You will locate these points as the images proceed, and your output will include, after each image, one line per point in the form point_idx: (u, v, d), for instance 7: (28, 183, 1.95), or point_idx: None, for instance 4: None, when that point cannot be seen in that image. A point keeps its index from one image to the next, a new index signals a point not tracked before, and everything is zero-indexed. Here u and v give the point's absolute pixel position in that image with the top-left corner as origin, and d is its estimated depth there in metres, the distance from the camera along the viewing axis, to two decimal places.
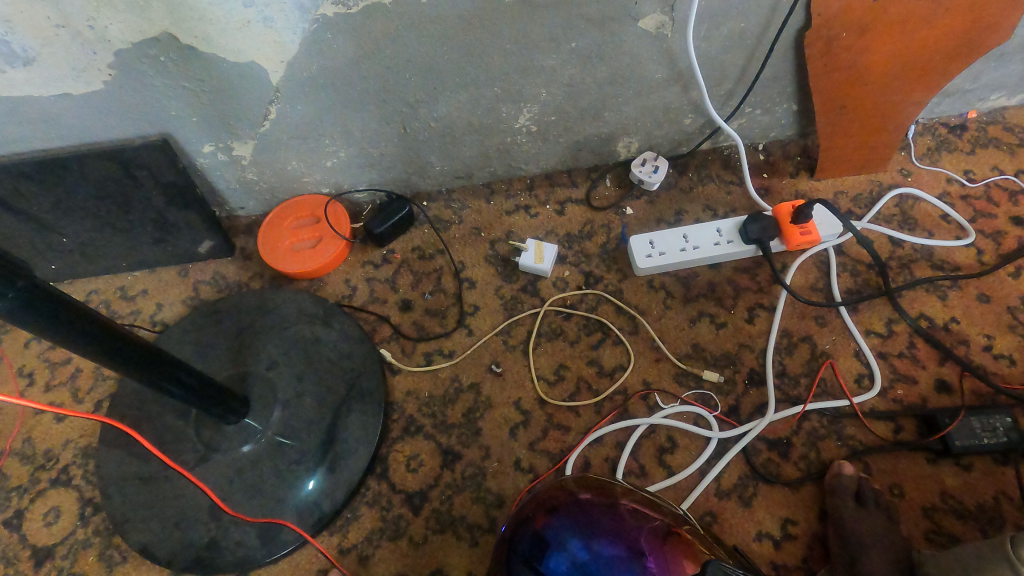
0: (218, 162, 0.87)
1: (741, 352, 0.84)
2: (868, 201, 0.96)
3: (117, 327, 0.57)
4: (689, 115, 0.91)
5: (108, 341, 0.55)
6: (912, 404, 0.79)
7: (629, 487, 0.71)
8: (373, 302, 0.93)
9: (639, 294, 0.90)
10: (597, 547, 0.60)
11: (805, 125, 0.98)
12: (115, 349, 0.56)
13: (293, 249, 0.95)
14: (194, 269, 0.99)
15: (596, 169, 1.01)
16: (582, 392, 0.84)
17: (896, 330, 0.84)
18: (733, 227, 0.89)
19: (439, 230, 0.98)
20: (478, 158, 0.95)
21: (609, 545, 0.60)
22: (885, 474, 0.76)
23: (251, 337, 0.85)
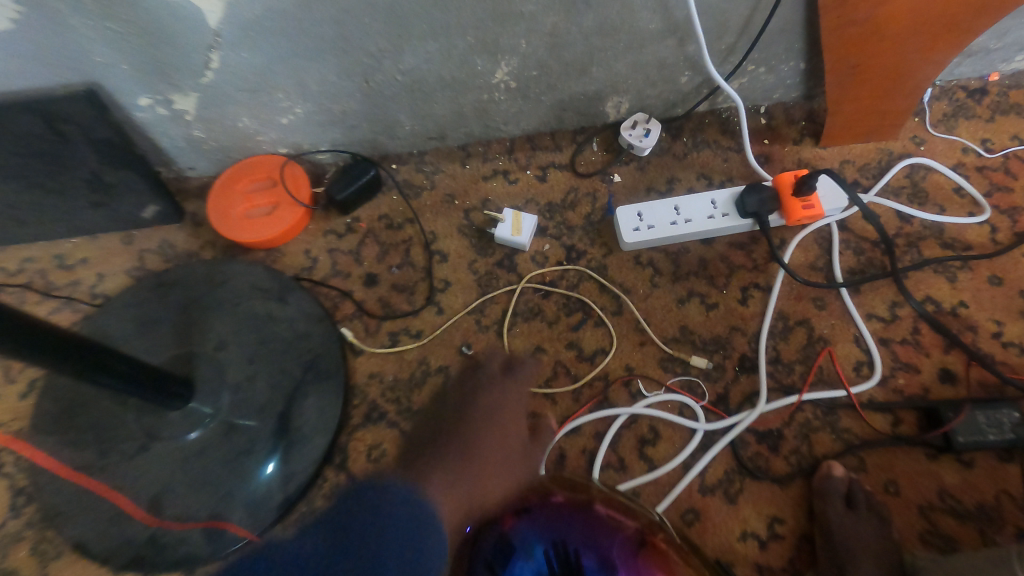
0: (158, 116, 0.78)
1: (732, 335, 0.78)
2: (877, 171, 0.88)
3: (33, 319, 0.49)
4: (685, 73, 0.82)
5: (25, 338, 0.48)
6: (913, 395, 0.74)
7: (605, 489, 0.66)
8: (336, 275, 0.86)
9: (624, 270, 0.83)
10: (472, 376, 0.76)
11: (812, 86, 0.88)
12: (29, 342, 0.48)
13: (247, 216, 0.86)
14: (140, 236, 0.90)
15: (582, 131, 0.92)
16: (560, 377, 0.77)
17: (900, 314, 0.78)
18: (729, 199, 0.81)
19: (408, 197, 0.90)
20: (451, 118, 0.86)
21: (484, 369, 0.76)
22: (880, 470, 0.71)
23: (199, 314, 0.78)
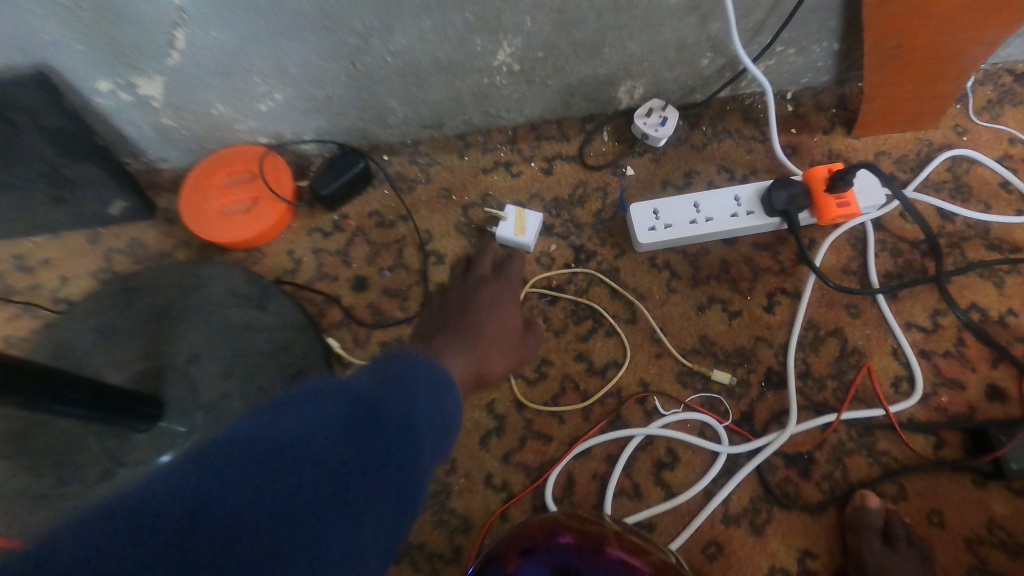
0: (121, 103, 0.69)
1: (758, 346, 0.71)
2: (915, 165, 0.80)
3: None
4: (707, 55, 0.74)
5: None
6: (958, 414, 0.67)
7: (624, 526, 0.59)
8: (322, 278, 0.79)
9: (638, 274, 0.75)
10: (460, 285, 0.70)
11: (845, 69, 0.80)
12: None
13: (224, 214, 0.78)
14: (107, 234, 0.82)
15: (592, 119, 0.84)
16: (568, 394, 0.70)
17: (942, 323, 0.71)
18: (755, 195, 0.73)
19: (401, 191, 0.82)
20: (448, 104, 0.77)
21: (475, 272, 0.71)
22: (921, 498, 0.64)
23: (170, 323, 0.70)
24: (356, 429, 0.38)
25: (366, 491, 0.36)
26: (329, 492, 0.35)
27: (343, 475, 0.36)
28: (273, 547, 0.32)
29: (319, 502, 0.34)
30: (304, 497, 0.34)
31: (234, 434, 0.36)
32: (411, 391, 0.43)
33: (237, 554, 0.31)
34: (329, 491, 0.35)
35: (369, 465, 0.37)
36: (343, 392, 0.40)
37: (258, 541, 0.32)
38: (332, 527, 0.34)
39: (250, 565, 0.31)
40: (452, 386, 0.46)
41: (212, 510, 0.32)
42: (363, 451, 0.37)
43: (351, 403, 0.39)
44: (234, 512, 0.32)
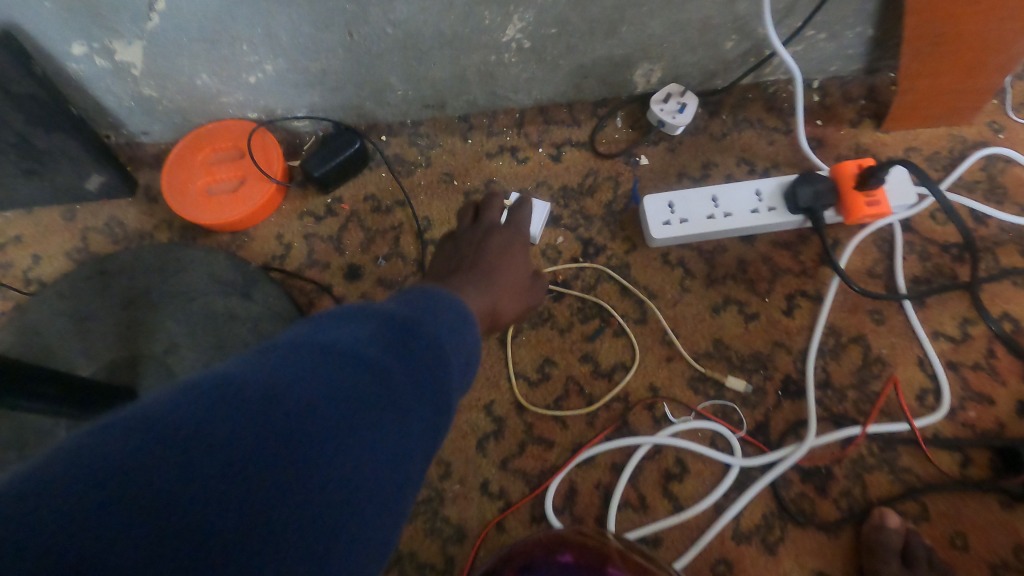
0: (98, 70, 0.64)
1: (775, 352, 0.67)
2: (948, 163, 0.75)
3: None
4: (732, 37, 0.68)
5: None
6: (986, 431, 0.63)
7: (638, 549, 0.54)
8: (312, 265, 0.74)
9: (650, 271, 0.70)
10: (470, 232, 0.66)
11: (878, 58, 0.75)
12: None
13: (208, 193, 0.73)
14: (84, 212, 0.77)
15: (605, 104, 0.78)
16: (572, 398, 0.65)
17: (972, 333, 0.66)
18: (777, 190, 0.68)
19: (399, 175, 0.77)
20: (452, 82, 0.72)
21: (487, 219, 0.66)
22: (944, 519, 0.60)
23: (148, 310, 0.66)
24: (368, 357, 0.33)
25: (380, 415, 0.31)
26: (340, 414, 0.30)
27: (356, 398, 0.31)
28: (284, 470, 0.27)
29: (330, 423, 0.29)
30: (310, 418, 0.29)
31: (235, 365, 0.31)
32: (428, 323, 0.37)
33: (241, 478, 0.26)
34: (338, 415, 0.30)
35: (382, 392, 0.32)
36: (350, 323, 0.35)
37: (263, 460, 0.27)
38: (345, 451, 0.29)
39: (255, 487, 0.26)
40: (470, 322, 0.41)
41: (218, 429, 0.27)
42: (376, 378, 0.32)
43: (360, 331, 0.34)
44: (235, 433, 0.27)
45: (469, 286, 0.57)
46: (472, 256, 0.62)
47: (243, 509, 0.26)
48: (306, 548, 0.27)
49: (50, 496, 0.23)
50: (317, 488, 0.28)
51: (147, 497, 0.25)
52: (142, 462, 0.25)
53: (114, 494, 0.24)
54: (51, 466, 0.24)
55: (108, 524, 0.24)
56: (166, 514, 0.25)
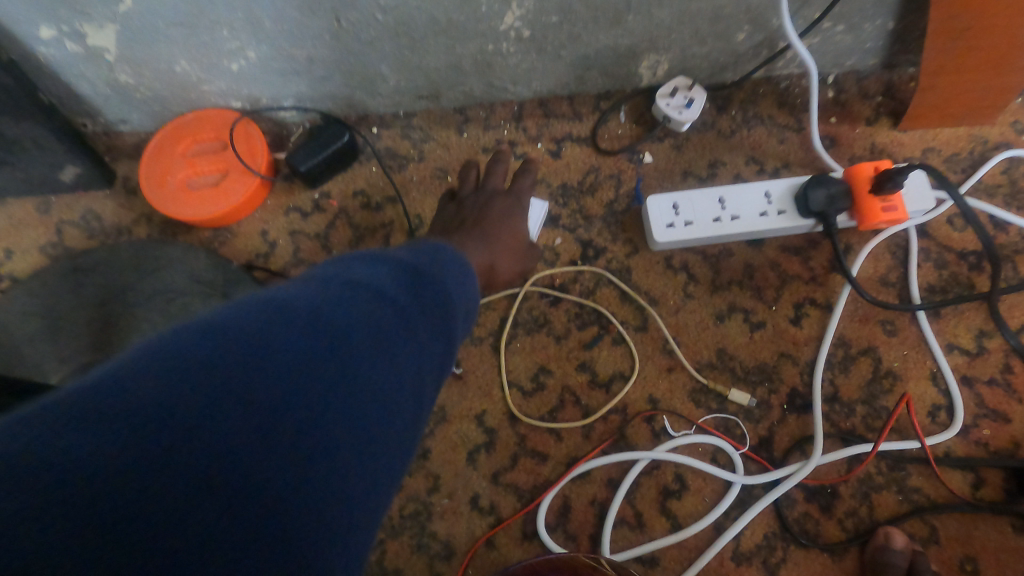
0: (69, 54, 0.60)
1: (781, 364, 0.64)
2: (968, 165, 0.72)
3: None
4: (744, 28, 0.64)
5: None
6: (1000, 450, 0.60)
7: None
8: (298, 265, 0.71)
9: (652, 276, 0.67)
10: (472, 198, 0.65)
11: (898, 52, 0.70)
12: None
13: (189, 186, 0.70)
14: (59, 204, 0.73)
15: (608, 97, 0.74)
16: (567, 409, 0.63)
17: (989, 347, 0.63)
18: (787, 192, 0.64)
19: (391, 170, 0.73)
20: (446, 73, 0.68)
21: (489, 185, 0.65)
22: (955, 542, 0.58)
23: (124, 312, 0.63)
24: (378, 297, 0.34)
25: (391, 350, 0.33)
26: (355, 348, 0.31)
27: (369, 332, 0.32)
28: (305, 400, 0.29)
29: (345, 357, 0.31)
30: (327, 355, 0.30)
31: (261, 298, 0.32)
32: (431, 268, 0.38)
33: (268, 406, 0.28)
34: (353, 348, 0.31)
35: (393, 328, 0.33)
36: (357, 268, 0.36)
37: (286, 391, 0.29)
38: (361, 383, 0.31)
39: (281, 415, 0.28)
40: (470, 270, 0.42)
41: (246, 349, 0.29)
42: (387, 317, 0.33)
43: (369, 274, 0.35)
44: (258, 366, 0.28)
45: (467, 242, 0.57)
46: (473, 216, 0.61)
47: (273, 433, 0.28)
48: (332, 467, 0.29)
49: (89, 427, 0.25)
50: (339, 417, 0.29)
51: (181, 424, 0.26)
52: (173, 390, 0.27)
53: (151, 425, 0.26)
54: (87, 395, 0.26)
55: (147, 452, 0.25)
56: (204, 439, 0.26)
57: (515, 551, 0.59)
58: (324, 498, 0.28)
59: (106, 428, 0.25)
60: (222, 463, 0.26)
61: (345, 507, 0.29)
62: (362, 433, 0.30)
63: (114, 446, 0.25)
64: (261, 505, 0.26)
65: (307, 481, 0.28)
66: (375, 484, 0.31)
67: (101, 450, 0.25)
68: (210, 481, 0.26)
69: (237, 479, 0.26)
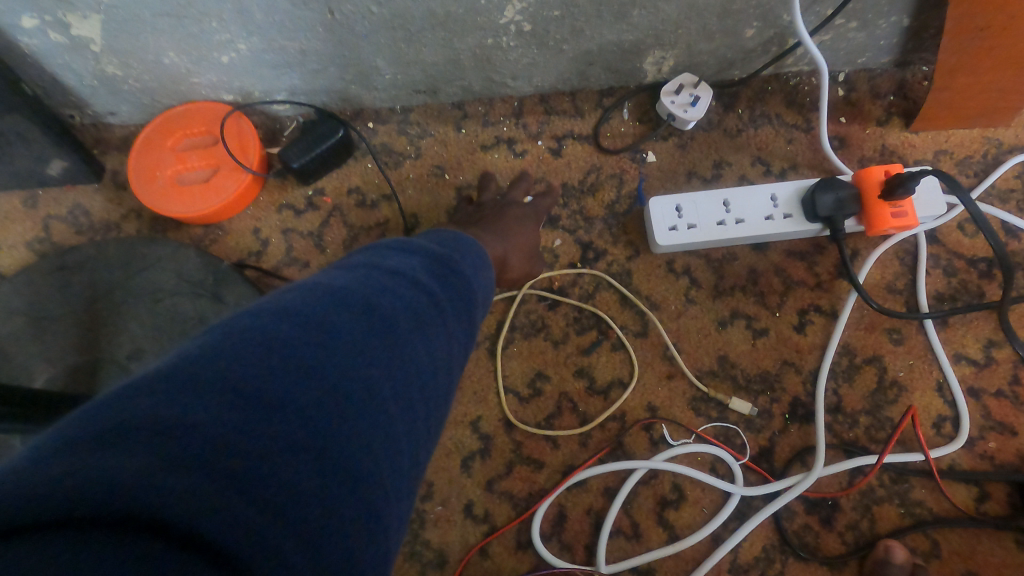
0: (53, 44, 0.57)
1: (784, 372, 0.62)
2: (980, 168, 0.70)
3: None
4: (754, 24, 0.61)
5: None
6: (1005, 463, 0.59)
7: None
8: (292, 264, 0.69)
9: (653, 279, 0.65)
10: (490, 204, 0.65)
11: (912, 49, 0.68)
12: None
13: (179, 182, 0.68)
14: (47, 198, 0.71)
15: (611, 93, 0.72)
16: (564, 416, 0.62)
17: (996, 357, 0.62)
18: (794, 195, 0.62)
19: (386, 167, 0.71)
20: (445, 67, 0.65)
21: (512, 197, 0.65)
22: (956, 557, 0.57)
23: (112, 311, 0.62)
24: (417, 287, 0.35)
25: (433, 336, 0.34)
26: (405, 332, 0.32)
27: (414, 319, 0.33)
28: (368, 379, 0.30)
29: (398, 340, 0.32)
30: (388, 341, 0.31)
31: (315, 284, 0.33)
32: (456, 259, 0.40)
33: (338, 385, 0.28)
34: (403, 332, 0.32)
35: (432, 316, 0.35)
36: (394, 256, 0.37)
37: (353, 370, 0.29)
38: (412, 365, 0.32)
39: (349, 392, 0.29)
40: (488, 261, 0.44)
41: (319, 335, 0.29)
42: (426, 305, 0.35)
43: (404, 263, 0.36)
44: (327, 346, 0.29)
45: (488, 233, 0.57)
46: (490, 217, 0.61)
47: (344, 408, 0.28)
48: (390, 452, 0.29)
49: (185, 399, 0.25)
50: (396, 396, 0.30)
51: (263, 399, 0.26)
52: (254, 366, 0.27)
53: (238, 399, 0.25)
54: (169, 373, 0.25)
55: (235, 423, 0.25)
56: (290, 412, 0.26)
57: (509, 560, 0.58)
58: (382, 476, 0.28)
59: (199, 402, 0.25)
60: (308, 434, 0.26)
61: (395, 485, 0.29)
62: (413, 411, 0.31)
63: (210, 419, 0.24)
64: (339, 479, 0.26)
65: (377, 453, 0.28)
66: (419, 459, 0.32)
67: (203, 421, 0.24)
68: (296, 451, 0.26)
69: (321, 452, 0.26)
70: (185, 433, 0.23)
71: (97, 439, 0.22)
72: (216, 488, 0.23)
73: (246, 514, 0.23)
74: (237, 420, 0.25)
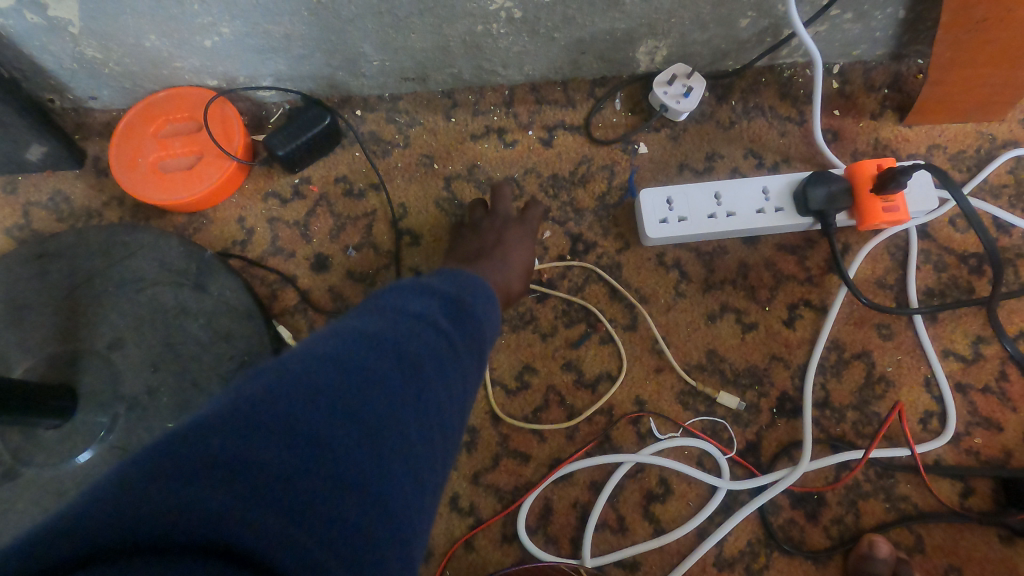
0: (30, 26, 0.56)
1: (772, 367, 0.62)
2: (973, 163, 0.69)
3: None
4: (748, 15, 0.60)
5: None
6: (991, 459, 0.59)
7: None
8: (277, 253, 0.68)
9: (643, 272, 0.65)
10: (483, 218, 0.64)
11: (908, 42, 0.67)
12: None
13: (161, 168, 0.66)
14: (27, 184, 0.70)
15: (603, 83, 0.71)
16: (551, 410, 0.61)
17: (984, 353, 0.62)
18: (786, 188, 0.61)
19: (375, 156, 0.70)
20: (434, 54, 0.64)
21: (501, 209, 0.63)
22: (941, 552, 0.57)
23: (91, 300, 0.60)
24: (439, 326, 0.36)
25: (453, 379, 0.35)
26: (428, 377, 0.33)
27: (437, 360, 0.34)
28: (396, 418, 0.31)
29: (421, 382, 0.33)
30: (414, 381, 0.33)
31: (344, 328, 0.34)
32: (474, 293, 0.40)
33: (370, 425, 0.30)
34: (426, 377, 0.33)
35: (452, 357, 0.35)
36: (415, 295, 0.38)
37: (378, 414, 0.30)
38: (434, 407, 0.33)
39: (379, 432, 0.30)
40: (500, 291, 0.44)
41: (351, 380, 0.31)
42: (448, 344, 0.36)
43: (424, 305, 0.37)
44: (357, 395, 0.30)
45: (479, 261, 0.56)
46: (477, 235, 0.61)
47: (375, 454, 0.29)
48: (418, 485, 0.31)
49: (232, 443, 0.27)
50: (419, 436, 0.32)
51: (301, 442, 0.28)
52: (295, 411, 0.29)
53: (278, 442, 0.27)
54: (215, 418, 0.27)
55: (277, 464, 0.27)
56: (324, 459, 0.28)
57: (494, 553, 0.58)
58: (409, 509, 0.30)
59: (238, 448, 0.27)
60: (342, 478, 0.28)
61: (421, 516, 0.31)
62: (435, 449, 0.33)
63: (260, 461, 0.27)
64: (373, 512, 0.28)
65: (403, 491, 0.30)
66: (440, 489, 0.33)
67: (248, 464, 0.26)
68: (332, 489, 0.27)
69: (356, 491, 0.28)
70: (229, 474, 0.26)
71: (162, 477, 0.25)
72: (260, 529, 0.25)
73: (294, 545, 0.25)
74: (272, 464, 0.27)
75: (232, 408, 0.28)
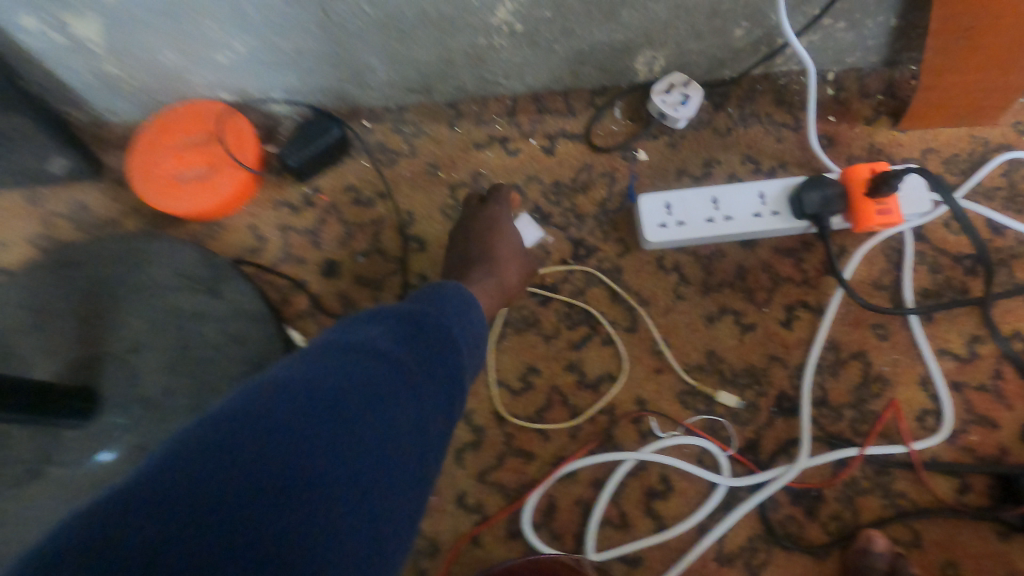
0: (54, 45, 0.59)
1: (771, 367, 0.63)
2: (967, 167, 0.71)
3: None
4: (741, 25, 0.63)
5: None
6: (986, 456, 0.60)
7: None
8: (289, 260, 0.71)
9: (643, 276, 0.67)
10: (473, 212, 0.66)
11: (900, 49, 0.69)
12: None
13: (175, 178, 0.68)
14: (49, 195, 0.73)
15: (603, 92, 0.73)
16: (555, 409, 0.63)
17: (980, 353, 0.63)
18: (782, 193, 0.63)
19: (382, 166, 0.73)
20: (439, 66, 0.66)
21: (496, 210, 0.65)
22: (937, 547, 0.58)
23: (110, 306, 0.63)
24: (395, 355, 0.37)
25: (407, 406, 0.36)
26: (378, 408, 0.34)
27: (390, 389, 0.35)
28: (344, 450, 0.32)
29: (371, 413, 0.34)
30: (365, 413, 0.34)
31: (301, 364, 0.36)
32: (435, 318, 0.41)
33: (316, 459, 0.31)
34: (377, 407, 0.34)
35: (408, 383, 0.36)
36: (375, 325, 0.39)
37: (325, 447, 0.32)
38: (385, 437, 0.34)
39: (325, 466, 0.31)
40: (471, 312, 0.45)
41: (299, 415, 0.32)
42: (404, 372, 0.36)
43: (379, 334, 0.38)
44: (306, 427, 0.32)
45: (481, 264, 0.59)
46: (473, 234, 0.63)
47: (323, 484, 0.31)
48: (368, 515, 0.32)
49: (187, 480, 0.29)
50: (371, 466, 0.33)
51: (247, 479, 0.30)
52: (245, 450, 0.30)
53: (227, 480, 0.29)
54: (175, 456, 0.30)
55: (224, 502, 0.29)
56: (281, 487, 0.30)
57: (499, 548, 0.60)
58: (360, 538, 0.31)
59: (187, 487, 0.29)
60: (284, 512, 0.29)
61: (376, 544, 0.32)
62: (390, 477, 0.34)
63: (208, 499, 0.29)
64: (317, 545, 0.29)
65: (349, 523, 0.31)
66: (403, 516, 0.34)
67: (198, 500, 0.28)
68: (276, 525, 0.29)
69: (300, 525, 0.29)
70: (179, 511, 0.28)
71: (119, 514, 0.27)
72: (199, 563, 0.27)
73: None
74: (218, 501, 0.29)
75: (185, 449, 0.30)
